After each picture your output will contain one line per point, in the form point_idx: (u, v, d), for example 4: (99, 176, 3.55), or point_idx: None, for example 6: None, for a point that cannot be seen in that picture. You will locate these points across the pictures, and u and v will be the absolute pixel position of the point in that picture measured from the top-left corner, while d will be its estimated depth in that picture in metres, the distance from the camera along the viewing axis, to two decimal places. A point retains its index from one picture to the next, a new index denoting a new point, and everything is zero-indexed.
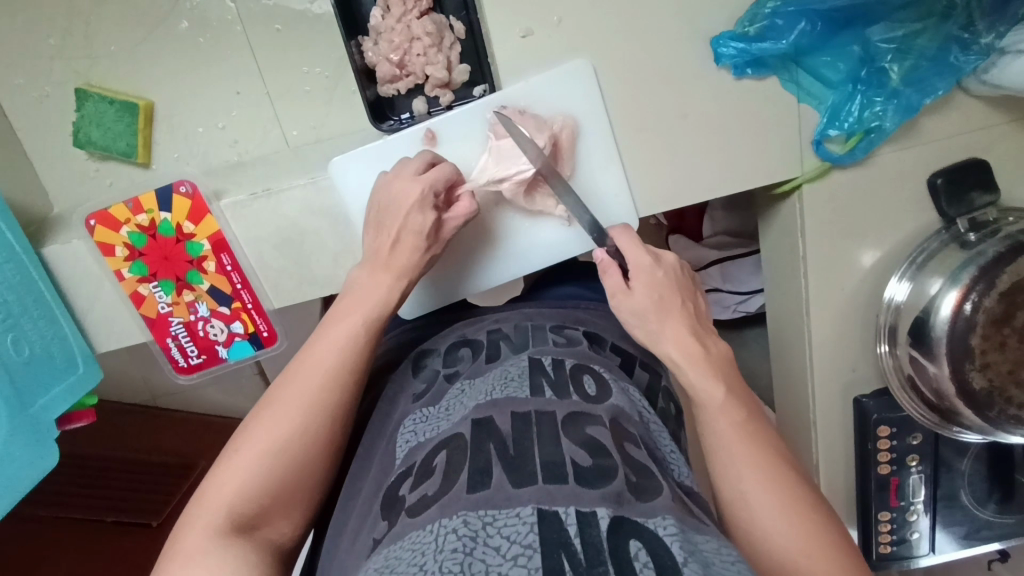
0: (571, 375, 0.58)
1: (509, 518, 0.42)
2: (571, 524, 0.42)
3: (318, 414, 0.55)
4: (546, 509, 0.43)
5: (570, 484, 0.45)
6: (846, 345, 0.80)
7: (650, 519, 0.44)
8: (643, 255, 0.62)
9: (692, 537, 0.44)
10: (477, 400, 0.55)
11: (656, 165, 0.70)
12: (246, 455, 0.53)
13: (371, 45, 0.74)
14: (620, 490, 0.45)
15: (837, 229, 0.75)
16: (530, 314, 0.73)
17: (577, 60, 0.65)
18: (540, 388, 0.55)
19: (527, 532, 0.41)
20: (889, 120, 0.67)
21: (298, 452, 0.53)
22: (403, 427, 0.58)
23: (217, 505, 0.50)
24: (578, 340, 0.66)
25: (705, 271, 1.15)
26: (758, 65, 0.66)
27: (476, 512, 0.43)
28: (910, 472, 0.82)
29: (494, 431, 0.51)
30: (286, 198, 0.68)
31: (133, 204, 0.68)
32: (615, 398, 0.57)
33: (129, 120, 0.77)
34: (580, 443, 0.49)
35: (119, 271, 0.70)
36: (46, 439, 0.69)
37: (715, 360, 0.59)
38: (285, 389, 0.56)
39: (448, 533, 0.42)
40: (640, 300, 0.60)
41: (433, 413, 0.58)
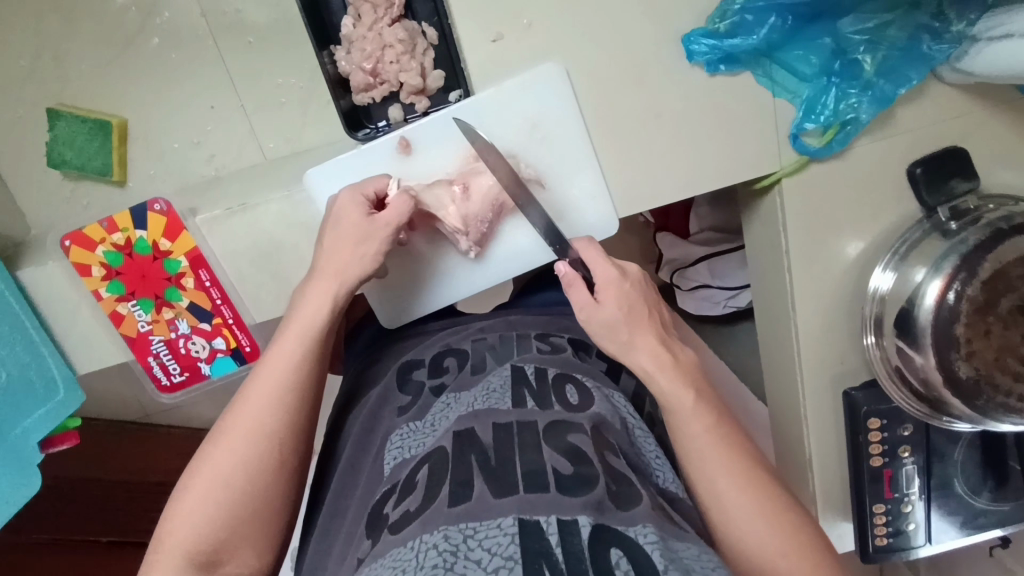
0: (553, 385, 0.58)
1: (490, 530, 0.42)
2: (552, 533, 0.42)
3: (266, 440, 0.55)
4: (527, 518, 0.43)
5: (551, 493, 0.45)
6: (833, 338, 0.80)
7: (630, 527, 0.44)
8: (609, 269, 0.61)
9: (672, 544, 0.45)
10: (459, 412, 0.55)
11: (634, 164, 0.69)
12: (199, 489, 0.53)
13: (344, 55, 0.74)
14: (601, 499, 0.46)
15: (819, 222, 0.74)
16: (513, 323, 0.73)
17: (550, 63, 0.65)
18: (522, 398, 0.55)
19: (508, 543, 0.41)
20: (864, 111, 0.66)
21: (250, 480, 0.54)
22: (390, 444, 0.58)
23: (180, 533, 0.52)
24: (562, 348, 0.67)
25: (694, 268, 1.15)
26: (730, 62, 0.66)
27: (457, 526, 0.43)
28: (903, 463, 0.82)
29: (476, 442, 0.50)
30: (263, 212, 0.68)
31: (108, 223, 0.68)
32: (597, 406, 0.57)
33: (103, 140, 0.77)
34: (562, 452, 0.49)
35: (96, 291, 0.69)
36: (29, 464, 0.69)
37: (683, 366, 0.59)
38: (233, 416, 0.56)
39: (429, 548, 0.42)
40: (607, 312, 0.59)
41: (419, 427, 0.58)
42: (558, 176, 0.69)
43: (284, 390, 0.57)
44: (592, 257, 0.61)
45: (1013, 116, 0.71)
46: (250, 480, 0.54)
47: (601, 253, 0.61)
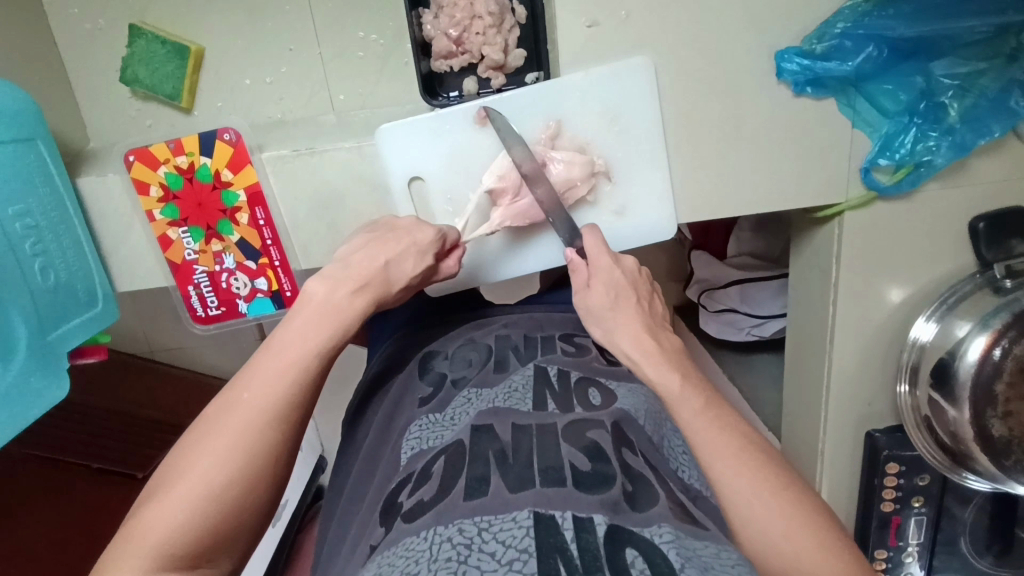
0: (576, 387, 0.58)
1: (505, 523, 0.41)
2: (567, 529, 0.41)
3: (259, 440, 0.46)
4: (543, 512, 0.42)
5: (568, 487, 0.44)
6: (865, 378, 0.80)
7: (645, 527, 0.42)
8: (604, 256, 0.63)
9: (688, 543, 0.42)
10: (478, 407, 0.55)
11: (702, 171, 0.69)
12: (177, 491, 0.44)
13: (431, 19, 0.74)
14: (617, 499, 0.44)
15: (872, 262, 0.74)
16: (540, 320, 0.74)
17: (640, 57, 0.65)
18: (543, 400, 0.55)
19: (522, 537, 0.40)
20: (941, 156, 0.66)
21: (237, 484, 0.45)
22: (408, 433, 0.57)
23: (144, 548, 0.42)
24: (587, 348, 0.67)
25: (725, 290, 1.14)
26: (817, 85, 0.66)
27: (472, 520, 0.42)
28: (912, 513, 0.81)
29: (495, 438, 0.50)
30: (330, 159, 0.68)
31: (175, 145, 0.67)
32: (619, 403, 0.57)
33: (178, 64, 0.76)
34: (580, 448, 0.49)
35: (151, 211, 0.69)
36: (59, 369, 0.66)
37: (669, 355, 0.59)
38: (220, 413, 0.47)
39: (443, 541, 0.41)
40: (596, 297, 0.62)
41: (439, 420, 0.57)
42: (624, 173, 0.69)
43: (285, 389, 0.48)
44: (590, 239, 0.63)
45: None
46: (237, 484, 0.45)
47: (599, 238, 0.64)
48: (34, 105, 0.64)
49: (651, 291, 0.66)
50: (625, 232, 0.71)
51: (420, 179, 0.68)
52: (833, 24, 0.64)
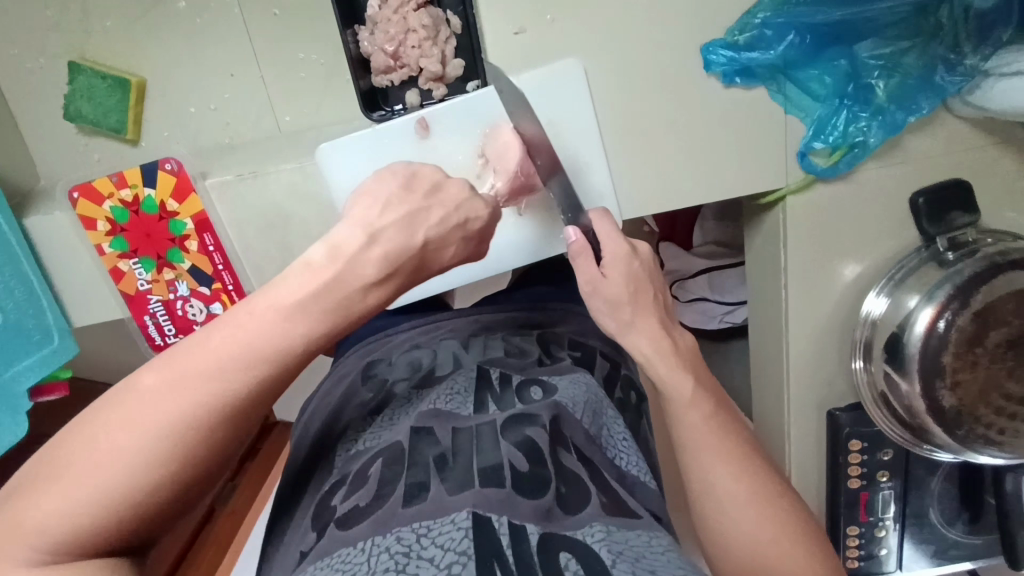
0: (518, 387, 0.59)
1: (444, 526, 0.43)
2: (503, 533, 0.43)
3: (150, 464, 0.40)
4: (481, 513, 0.44)
5: (506, 489, 0.46)
6: (824, 358, 0.81)
7: (577, 530, 0.45)
8: (623, 244, 0.61)
9: (619, 536, 0.45)
10: (420, 408, 0.56)
11: (642, 167, 0.70)
12: (49, 493, 0.39)
13: (367, 35, 0.75)
14: (550, 505, 0.46)
15: (819, 243, 0.75)
16: (484, 323, 0.76)
17: (571, 59, 0.66)
18: (483, 403, 0.56)
19: (460, 539, 0.42)
20: (873, 136, 0.68)
21: (116, 506, 0.40)
22: (346, 438, 0.58)
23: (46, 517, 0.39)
24: (530, 348, 0.69)
25: (694, 280, 1.17)
26: (746, 75, 0.67)
27: (410, 527, 0.44)
28: (880, 488, 0.82)
29: (435, 441, 0.51)
30: (274, 181, 0.68)
31: (118, 178, 0.68)
32: (559, 395, 0.58)
33: (120, 97, 0.77)
34: (518, 445, 0.50)
35: (100, 245, 0.70)
36: (15, 407, 0.68)
37: (682, 352, 0.60)
38: (114, 423, 0.41)
39: (381, 552, 0.42)
40: (613, 288, 0.59)
41: (377, 423, 0.58)
42: (565, 174, 0.70)
43: (189, 414, 0.41)
44: (605, 228, 0.61)
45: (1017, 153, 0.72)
46: (143, 482, 0.40)
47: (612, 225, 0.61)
48: None
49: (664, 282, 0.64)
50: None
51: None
52: (754, 14, 0.65)
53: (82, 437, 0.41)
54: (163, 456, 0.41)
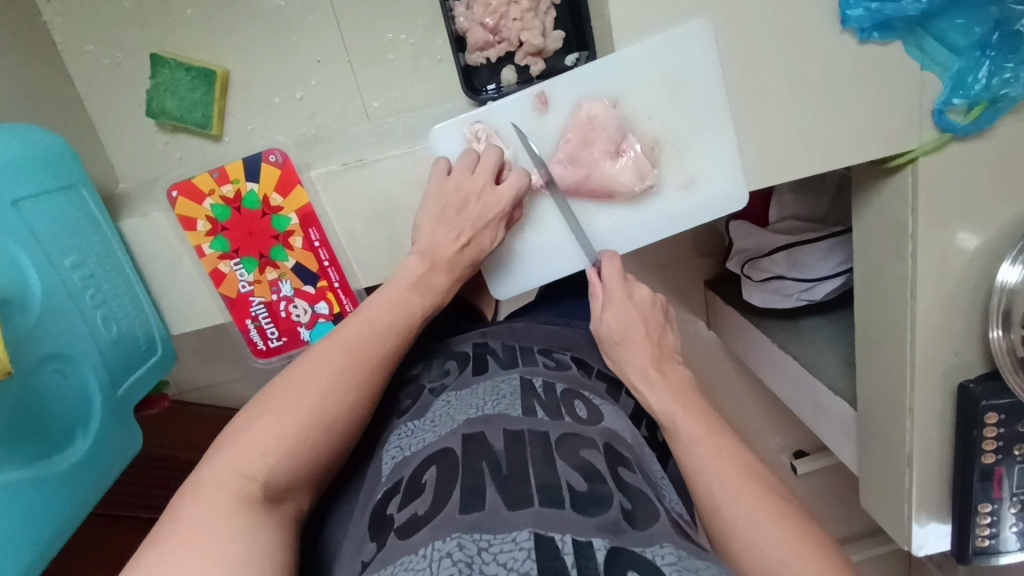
0: (562, 400, 0.61)
1: (505, 544, 0.42)
2: (568, 553, 0.41)
3: (337, 390, 0.54)
4: (542, 534, 0.42)
5: (566, 510, 0.45)
6: (951, 329, 0.77)
7: (646, 548, 0.44)
8: (619, 285, 0.66)
9: (689, 562, 0.43)
10: (467, 414, 0.56)
11: (769, 132, 0.66)
12: (261, 424, 0.51)
13: (464, 10, 0.71)
14: (616, 520, 0.45)
15: (950, 207, 0.71)
16: (517, 330, 0.75)
17: (698, 20, 0.61)
18: (531, 408, 0.57)
19: (524, 559, 0.40)
20: (1019, 87, 0.63)
21: (312, 432, 0.52)
22: (389, 443, 0.60)
23: (231, 464, 0.48)
24: (567, 365, 0.70)
25: (770, 259, 1.12)
26: (884, 29, 0.63)
27: (470, 536, 0.43)
28: (1015, 462, 0.79)
29: (486, 448, 0.51)
30: (382, 168, 0.64)
31: (219, 174, 0.64)
32: (605, 422, 0.59)
33: (205, 89, 0.72)
34: (576, 466, 0.50)
35: (200, 247, 0.66)
36: (130, 420, 0.66)
37: (670, 383, 0.63)
38: (306, 369, 0.55)
39: (443, 557, 0.41)
40: (608, 327, 0.65)
41: (420, 427, 0.59)
42: (685, 143, 0.66)
43: (362, 351, 0.57)
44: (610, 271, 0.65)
45: None
46: (314, 426, 0.53)
47: (617, 267, 0.66)
48: (71, 151, 0.62)
49: (664, 322, 0.69)
50: (697, 209, 0.69)
51: (484, 123, 0.64)
52: None
53: (278, 385, 0.54)
54: (343, 389, 0.55)
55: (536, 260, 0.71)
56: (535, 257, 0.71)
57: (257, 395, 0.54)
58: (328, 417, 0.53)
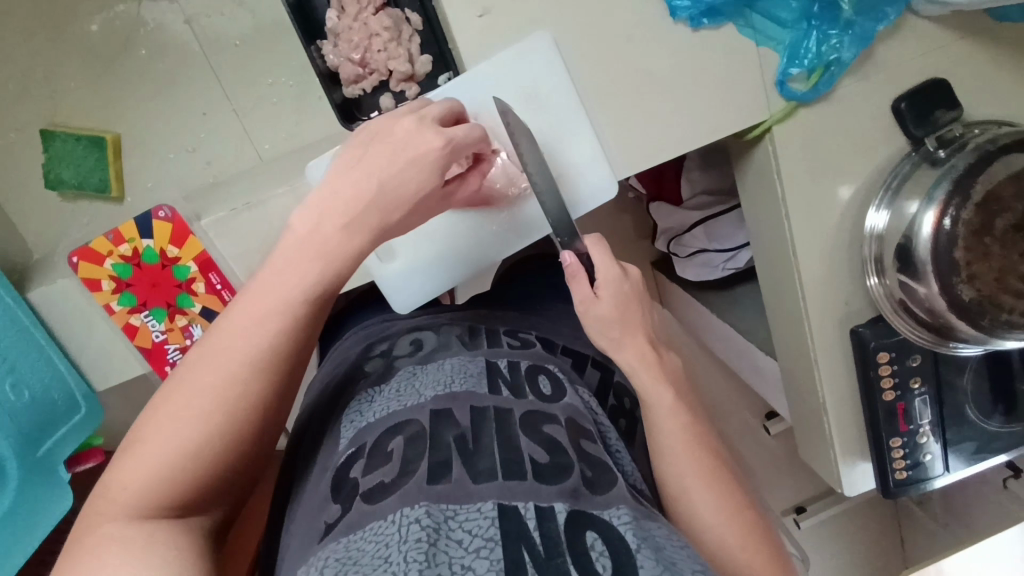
0: (527, 377, 0.65)
1: (470, 512, 0.47)
2: (530, 518, 0.47)
3: (209, 405, 0.48)
4: (506, 503, 0.48)
5: (529, 480, 0.50)
6: (836, 279, 0.82)
7: (604, 511, 0.50)
8: (612, 268, 0.65)
9: (643, 522, 0.51)
10: (435, 391, 0.59)
11: (629, 122, 0.70)
12: (141, 444, 0.48)
13: (331, 48, 0.75)
14: (575, 486, 0.51)
15: (812, 167, 0.76)
16: (480, 314, 0.81)
17: (539, 33, 0.66)
18: (496, 387, 0.62)
19: (488, 526, 0.46)
20: (847, 51, 0.68)
21: (204, 447, 0.49)
22: (349, 412, 0.62)
23: (121, 504, 0.47)
24: (531, 343, 0.74)
25: (691, 234, 1.18)
26: (713, 14, 0.67)
27: (438, 505, 0.47)
28: (915, 395, 0.84)
29: (454, 423, 0.56)
30: (268, 207, 0.68)
31: (115, 235, 0.67)
32: (568, 398, 0.64)
33: (100, 157, 0.81)
34: (539, 441, 0.55)
35: (109, 305, 0.69)
36: (55, 473, 0.74)
37: (666, 365, 0.67)
38: (178, 380, 0.49)
39: (411, 522, 0.45)
40: (605, 308, 0.64)
41: (382, 396, 0.62)
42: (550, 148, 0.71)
43: (236, 357, 0.49)
44: (599, 255, 0.64)
45: (999, 48, 0.72)
46: (206, 441, 0.48)
47: (608, 250, 0.65)
48: None
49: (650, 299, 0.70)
50: (563, 209, 0.73)
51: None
52: None
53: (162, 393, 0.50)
54: (229, 397, 0.49)
55: (446, 267, 0.76)
56: (444, 264, 0.76)
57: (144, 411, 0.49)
58: (197, 444, 0.48)
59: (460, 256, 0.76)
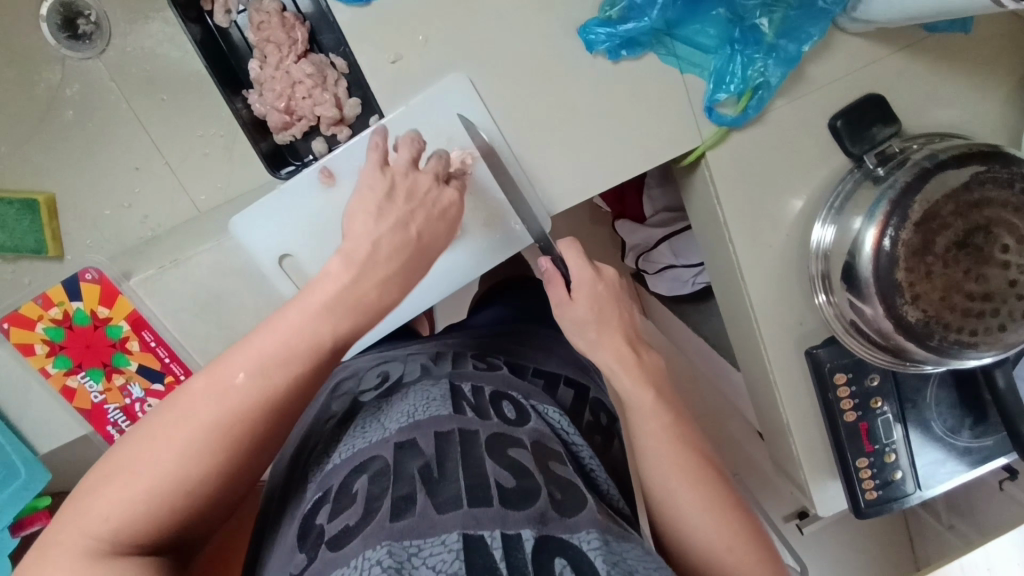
0: (490, 400, 0.61)
1: (434, 547, 0.43)
2: (497, 548, 0.43)
3: (195, 457, 0.45)
4: (471, 533, 0.44)
5: (495, 506, 0.46)
6: (788, 299, 0.80)
7: (574, 535, 0.47)
8: (586, 268, 0.66)
9: (616, 546, 0.47)
10: (399, 421, 0.55)
11: (560, 155, 0.69)
12: (112, 485, 0.44)
13: (257, 97, 0.75)
14: (544, 509, 0.48)
15: (750, 188, 0.74)
16: (448, 343, 0.78)
17: (455, 74, 0.66)
18: (461, 410, 0.57)
19: (452, 560, 0.42)
20: (773, 75, 0.67)
21: (176, 498, 0.45)
22: (319, 453, 0.58)
23: (88, 530, 0.43)
24: (497, 366, 0.70)
25: (656, 251, 1.16)
26: (632, 46, 0.67)
27: (399, 542, 0.43)
28: (877, 414, 0.80)
29: (418, 452, 0.51)
30: (195, 264, 0.72)
31: (44, 300, 0.70)
32: (534, 422, 0.60)
33: (32, 218, 0.85)
34: (505, 465, 0.51)
35: (44, 368, 0.72)
36: None
37: (646, 367, 0.65)
38: (171, 420, 0.46)
39: (372, 565, 0.41)
40: (581, 311, 0.65)
41: (347, 437, 0.57)
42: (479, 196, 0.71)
43: (235, 410, 0.47)
44: (572, 257, 0.66)
45: (930, 58, 0.71)
46: (188, 485, 0.46)
47: (580, 252, 0.67)
48: None
49: (630, 301, 0.69)
50: (488, 252, 0.74)
51: (290, 256, 0.70)
52: None
53: (145, 429, 0.47)
54: (219, 447, 0.46)
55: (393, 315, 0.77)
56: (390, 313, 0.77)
57: (134, 432, 0.47)
58: (188, 485, 0.46)
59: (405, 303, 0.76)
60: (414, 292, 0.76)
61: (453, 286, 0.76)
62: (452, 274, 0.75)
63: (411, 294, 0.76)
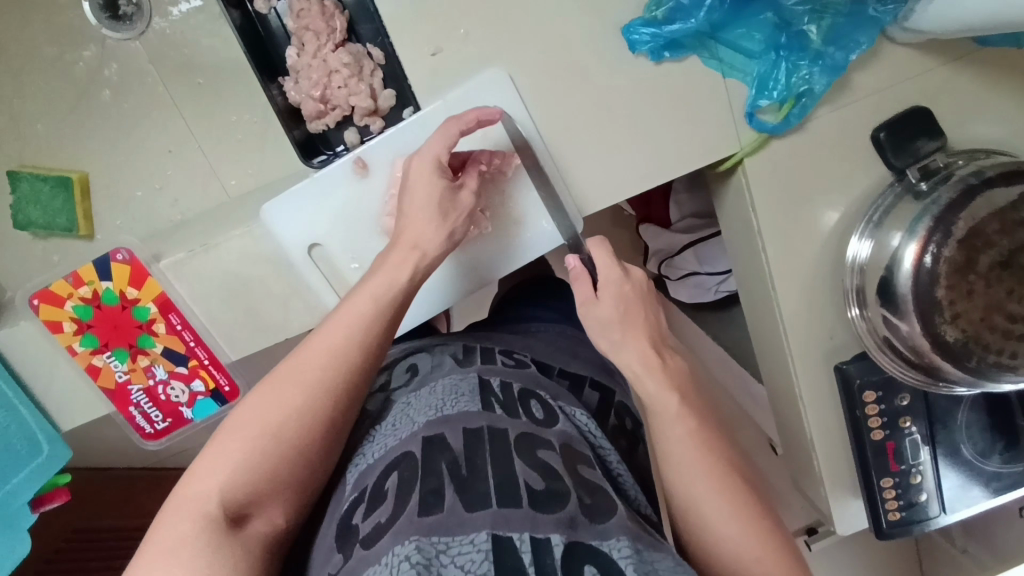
0: (519, 398, 0.60)
1: (463, 546, 0.43)
2: (526, 551, 0.43)
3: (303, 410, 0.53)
4: (500, 534, 0.43)
5: (524, 508, 0.46)
6: (819, 314, 0.78)
7: (605, 542, 0.46)
8: (613, 270, 0.65)
9: (647, 555, 0.46)
10: (427, 415, 0.54)
11: (595, 155, 0.68)
12: (236, 445, 0.51)
13: (293, 85, 0.75)
14: (573, 514, 0.47)
15: (787, 198, 0.73)
16: (478, 338, 0.77)
17: (494, 68, 0.66)
18: (490, 406, 0.56)
19: (482, 561, 0.42)
20: (817, 82, 0.66)
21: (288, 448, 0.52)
22: (352, 448, 0.57)
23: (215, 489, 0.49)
24: (525, 364, 0.69)
25: (680, 257, 1.15)
26: (674, 47, 0.66)
27: (428, 539, 0.43)
28: (905, 434, 0.78)
29: (447, 448, 0.50)
30: (222, 251, 0.71)
31: (74, 278, 0.71)
32: (562, 423, 0.59)
33: (65, 195, 0.87)
34: (533, 465, 0.51)
35: (71, 346, 0.73)
36: (19, 522, 0.75)
37: (671, 371, 0.63)
38: (278, 384, 0.54)
39: (401, 562, 0.41)
40: (606, 310, 0.64)
41: (379, 432, 0.57)
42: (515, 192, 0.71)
43: (327, 367, 0.55)
44: (600, 255, 0.66)
45: (980, 72, 0.69)
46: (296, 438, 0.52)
47: (608, 253, 0.66)
48: None
49: (655, 299, 0.68)
50: (518, 250, 0.73)
51: (319, 245, 0.70)
52: None
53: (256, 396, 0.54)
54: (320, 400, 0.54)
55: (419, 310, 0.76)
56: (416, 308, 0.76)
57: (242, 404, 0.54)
58: (298, 436, 0.52)
59: (432, 298, 0.75)
60: (442, 285, 0.75)
61: (481, 280, 0.75)
62: (481, 267, 0.74)
63: (438, 287, 0.75)
